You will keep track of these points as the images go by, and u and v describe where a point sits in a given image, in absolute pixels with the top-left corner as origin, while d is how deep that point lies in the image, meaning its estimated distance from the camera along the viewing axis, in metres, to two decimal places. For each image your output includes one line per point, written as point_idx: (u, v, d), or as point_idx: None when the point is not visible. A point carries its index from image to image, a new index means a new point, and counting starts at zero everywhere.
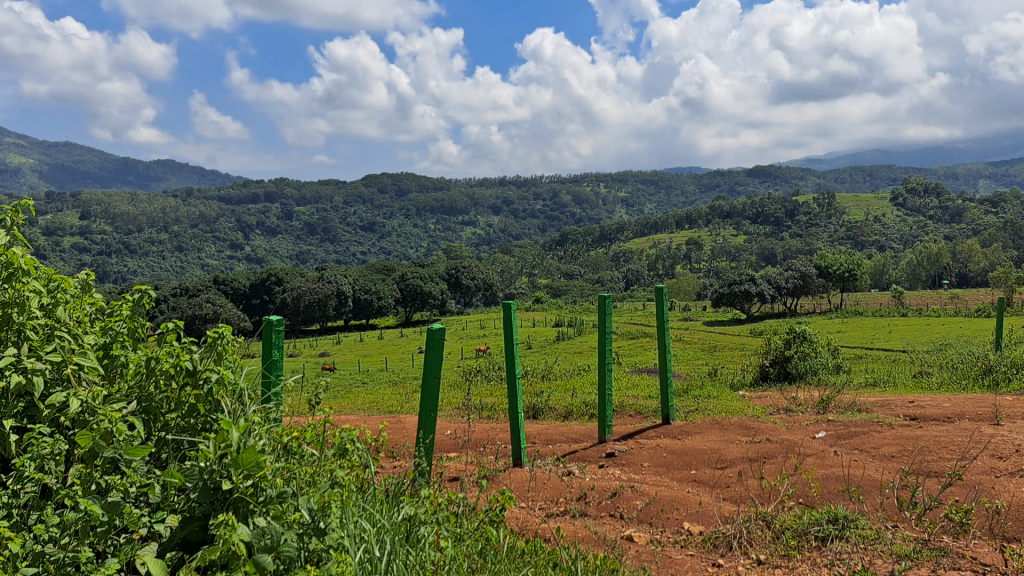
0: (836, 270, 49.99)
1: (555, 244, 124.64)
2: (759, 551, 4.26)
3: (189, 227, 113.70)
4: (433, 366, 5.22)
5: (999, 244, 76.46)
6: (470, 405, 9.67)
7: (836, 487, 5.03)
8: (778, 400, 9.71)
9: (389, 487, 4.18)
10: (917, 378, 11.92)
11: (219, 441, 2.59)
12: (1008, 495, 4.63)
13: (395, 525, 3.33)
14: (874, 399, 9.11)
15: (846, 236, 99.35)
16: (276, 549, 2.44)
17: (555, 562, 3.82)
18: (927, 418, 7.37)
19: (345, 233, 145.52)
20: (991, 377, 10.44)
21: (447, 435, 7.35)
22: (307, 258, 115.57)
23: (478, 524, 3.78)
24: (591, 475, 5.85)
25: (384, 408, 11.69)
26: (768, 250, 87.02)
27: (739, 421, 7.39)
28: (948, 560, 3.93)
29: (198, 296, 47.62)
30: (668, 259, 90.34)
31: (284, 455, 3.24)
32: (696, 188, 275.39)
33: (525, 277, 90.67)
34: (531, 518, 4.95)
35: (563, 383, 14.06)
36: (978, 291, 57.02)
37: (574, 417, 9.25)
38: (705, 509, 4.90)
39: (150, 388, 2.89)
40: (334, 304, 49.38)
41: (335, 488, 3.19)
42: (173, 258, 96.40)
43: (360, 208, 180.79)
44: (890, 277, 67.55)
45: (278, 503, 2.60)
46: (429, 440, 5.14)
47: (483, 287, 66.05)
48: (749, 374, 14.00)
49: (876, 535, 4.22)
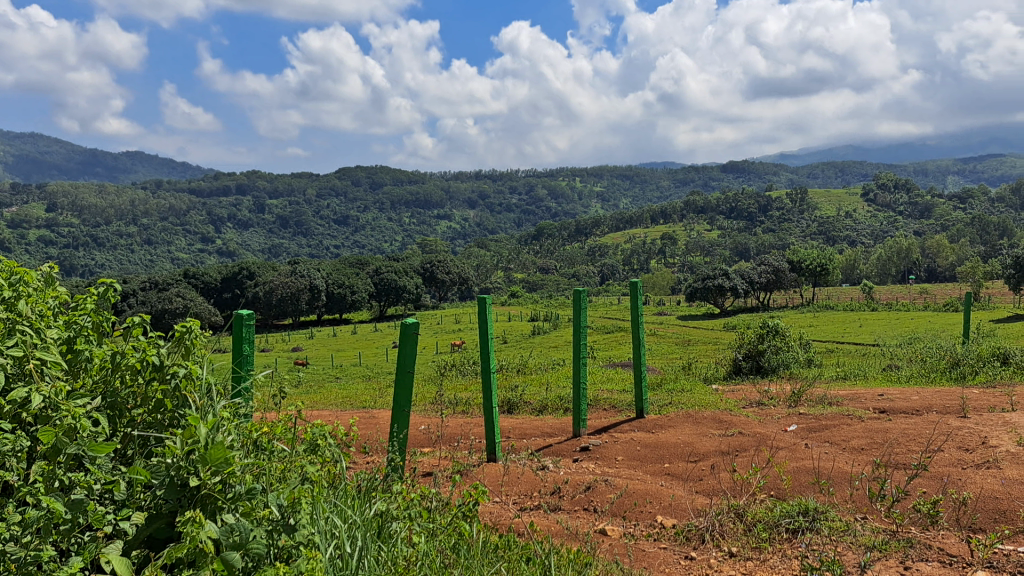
0: (809, 265, 50.30)
1: (531, 238, 124.95)
2: (730, 544, 4.29)
3: (158, 222, 112.66)
4: (407, 358, 5.18)
5: (967, 240, 77.58)
6: (444, 402, 9.58)
7: (807, 479, 5.08)
8: (751, 393, 9.81)
9: (361, 482, 4.11)
10: (888, 370, 12.05)
11: (186, 437, 2.55)
12: (975, 487, 4.68)
13: (366, 521, 3.31)
14: (844, 393, 9.16)
15: (819, 232, 100.10)
16: (243, 545, 2.42)
17: (529, 556, 3.80)
18: (894, 411, 7.47)
19: (318, 227, 144.42)
20: (958, 370, 10.60)
21: (421, 431, 7.31)
22: (279, 253, 114.95)
23: (451, 518, 3.72)
24: (566, 469, 5.87)
25: (354, 404, 11.44)
26: (741, 246, 87.81)
27: (713, 414, 7.44)
28: (917, 550, 3.95)
29: (167, 290, 47.07)
30: (643, 254, 90.84)
31: (252, 451, 3.19)
32: (671, 184, 277.70)
33: (501, 271, 90.77)
34: (504, 512, 4.95)
35: (539, 377, 14.18)
36: (947, 286, 57.59)
37: (549, 412, 9.24)
38: (677, 502, 4.93)
39: (113, 383, 2.85)
40: (307, 299, 48.91)
41: (305, 484, 3.13)
42: (141, 252, 95.31)
43: (333, 203, 180.12)
44: (861, 272, 68.14)
45: (247, 499, 2.57)
46: (403, 435, 5.08)
47: (459, 281, 66.06)
48: (723, 367, 14.06)
49: (845, 527, 4.27)
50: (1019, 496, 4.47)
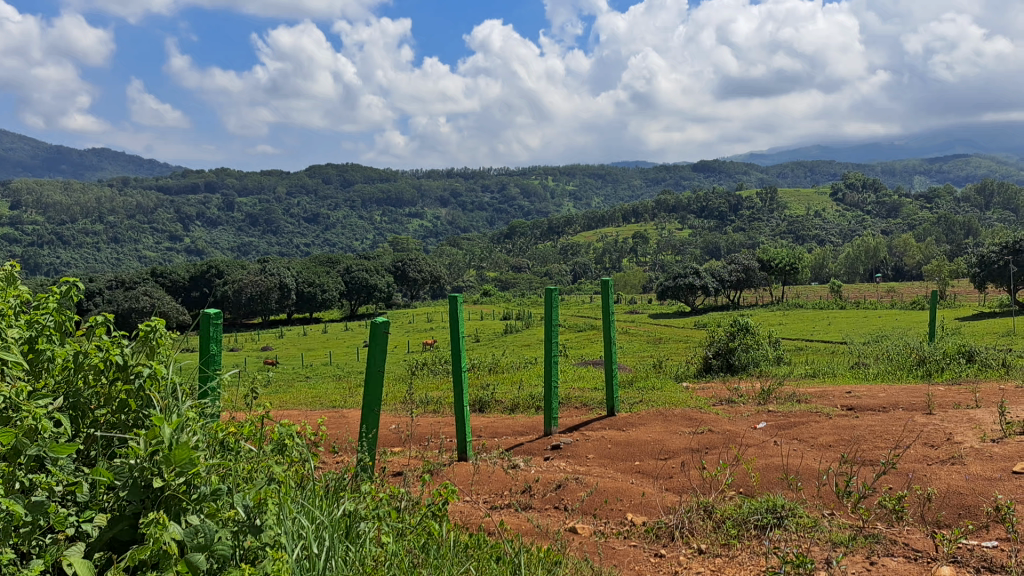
0: (778, 263, 50.77)
1: (503, 236, 125.03)
2: (699, 540, 4.30)
3: (125, 219, 111.34)
4: (376, 358, 5.15)
5: (933, 238, 78.71)
6: (415, 401, 9.57)
7: (775, 477, 5.11)
8: (720, 391, 9.82)
9: (328, 481, 4.07)
10: (854, 368, 12.16)
11: (151, 436, 2.52)
12: (940, 483, 4.74)
13: (333, 522, 3.29)
14: (812, 390, 9.21)
15: (788, 230, 101.14)
16: (208, 547, 2.40)
17: (498, 556, 3.81)
18: (862, 408, 7.51)
19: (288, 225, 143.55)
20: (924, 368, 10.72)
21: (390, 430, 7.28)
22: (248, 251, 113.99)
23: (420, 518, 3.69)
24: (537, 467, 5.86)
25: (324, 404, 11.41)
26: (712, 245, 88.58)
27: (682, 413, 7.44)
28: (881, 546, 4.00)
29: (134, 289, 46.56)
30: (615, 251, 91.22)
31: (218, 451, 3.16)
32: (642, 183, 279.35)
33: (473, 269, 90.77)
34: (475, 511, 4.95)
35: (510, 375, 14.22)
36: (914, 284, 58.50)
37: (520, 411, 9.26)
38: (648, 500, 4.94)
39: (76, 384, 2.82)
40: (277, 297, 48.54)
41: (272, 484, 3.11)
42: (108, 250, 94.27)
43: (303, 201, 179.07)
44: (829, 270, 68.92)
45: (212, 501, 2.55)
46: (373, 435, 5.05)
47: (431, 280, 65.91)
48: (692, 365, 14.10)
49: (813, 523, 4.30)
50: (982, 491, 4.54)
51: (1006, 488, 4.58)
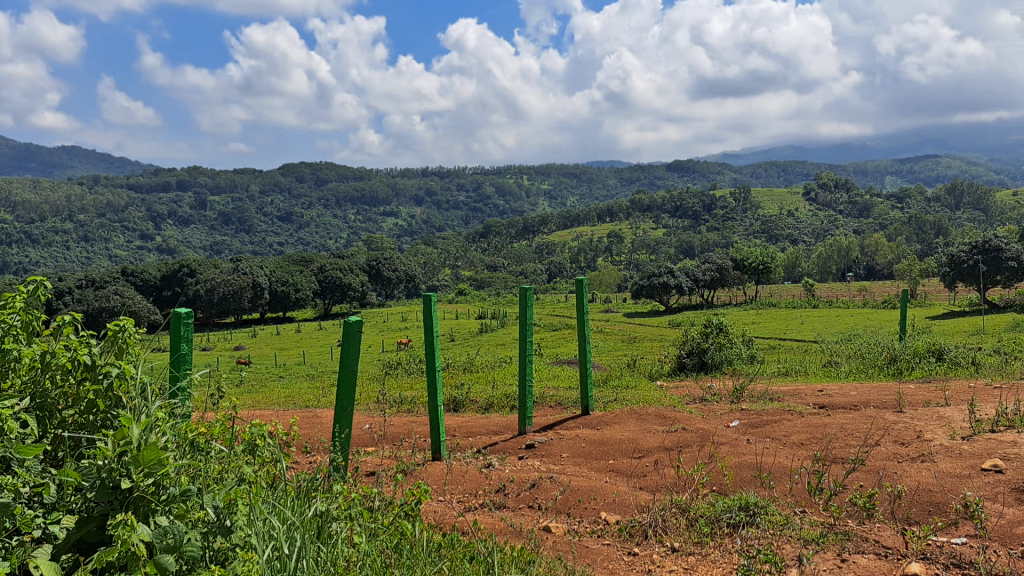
0: (751, 262, 51.02)
1: (478, 235, 124.90)
2: (672, 540, 4.32)
3: (95, 218, 109.82)
4: (350, 356, 5.12)
5: (903, 237, 79.56)
6: (388, 400, 9.55)
7: (748, 474, 5.16)
8: (693, 390, 9.80)
9: (301, 482, 4.02)
10: (828, 366, 12.19)
11: (119, 438, 2.50)
12: (909, 480, 4.80)
13: (305, 522, 3.26)
14: (786, 388, 9.26)
15: (762, 230, 101.96)
16: (177, 547, 2.40)
17: (472, 556, 3.79)
18: (835, 406, 7.62)
19: (261, 224, 142.45)
20: (895, 366, 10.86)
21: (363, 430, 7.26)
22: (221, 250, 112.93)
23: (394, 518, 3.68)
24: (511, 467, 5.85)
25: (297, 404, 11.30)
26: (686, 243, 89.20)
27: (655, 412, 7.43)
28: (854, 542, 4.03)
29: (105, 288, 46.06)
30: (590, 251, 91.45)
31: (189, 451, 3.14)
32: (617, 182, 280.68)
33: (448, 268, 90.68)
34: (448, 510, 4.95)
35: (484, 374, 14.22)
36: (885, 283, 59.04)
37: (493, 410, 9.24)
38: (621, 499, 4.96)
39: (43, 385, 2.79)
40: (250, 296, 48.10)
41: (242, 485, 3.09)
42: (78, 248, 93.09)
43: (276, 199, 177.61)
44: (801, 270, 69.43)
45: (182, 501, 2.54)
46: (346, 434, 5.04)
47: (405, 279, 65.73)
48: (665, 364, 14.13)
49: (785, 522, 4.33)
50: (949, 488, 4.60)
51: (973, 485, 4.65)
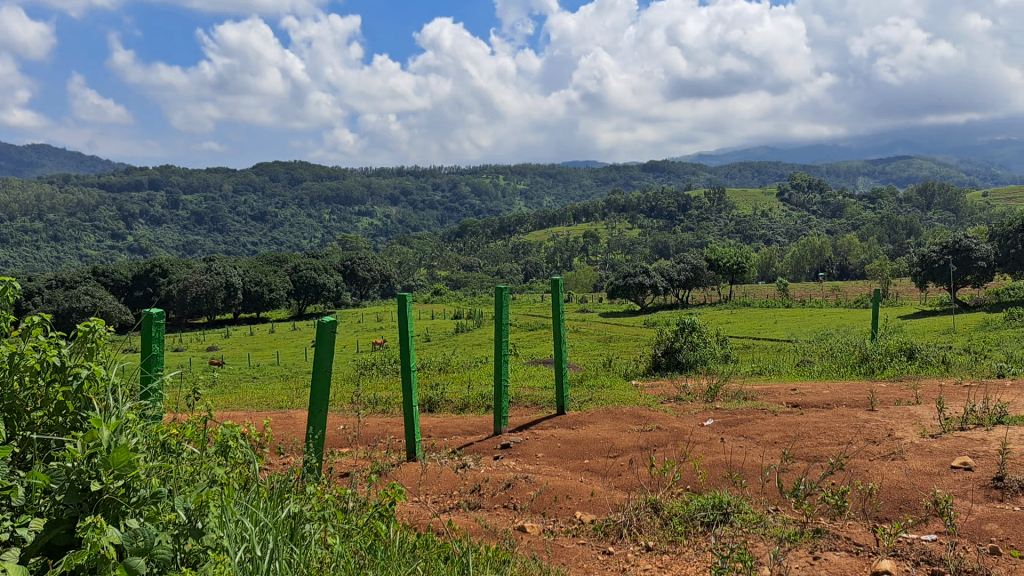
0: (726, 262, 51.25)
1: (454, 236, 124.72)
2: (646, 538, 4.34)
3: (66, 218, 108.51)
4: (324, 356, 5.05)
5: (876, 238, 80.50)
6: (363, 400, 9.52)
7: (722, 473, 5.18)
8: (669, 388, 9.88)
9: (275, 483, 4.00)
10: (801, 366, 12.31)
11: (88, 439, 2.49)
12: (880, 478, 4.85)
13: (278, 524, 3.23)
14: (760, 387, 9.38)
15: (736, 230, 102.66)
16: (149, 549, 2.37)
17: (445, 555, 3.79)
18: (808, 405, 7.66)
19: (234, 223, 141.45)
20: (867, 365, 10.95)
21: (338, 430, 7.24)
22: (194, 249, 111.94)
23: (369, 520, 3.69)
24: (486, 467, 5.85)
25: (269, 404, 11.26)
26: (662, 243, 89.78)
27: (632, 410, 7.49)
28: (825, 540, 4.07)
29: (76, 288, 45.67)
30: (566, 251, 91.70)
31: (160, 452, 3.12)
32: (593, 182, 281.63)
33: (424, 269, 90.58)
34: (424, 511, 4.93)
35: (460, 374, 14.25)
36: (857, 283, 59.54)
37: (469, 411, 9.24)
38: (597, 498, 4.97)
39: (9, 384, 2.72)
40: (223, 297, 47.80)
41: (214, 487, 3.05)
42: (48, 248, 91.82)
43: (250, 198, 176.40)
44: (775, 270, 69.93)
45: (152, 504, 2.53)
46: (320, 434, 5.02)
47: (381, 279, 65.58)
48: (641, 364, 14.18)
49: (758, 520, 4.37)
50: (921, 485, 4.66)
51: (943, 482, 4.70)
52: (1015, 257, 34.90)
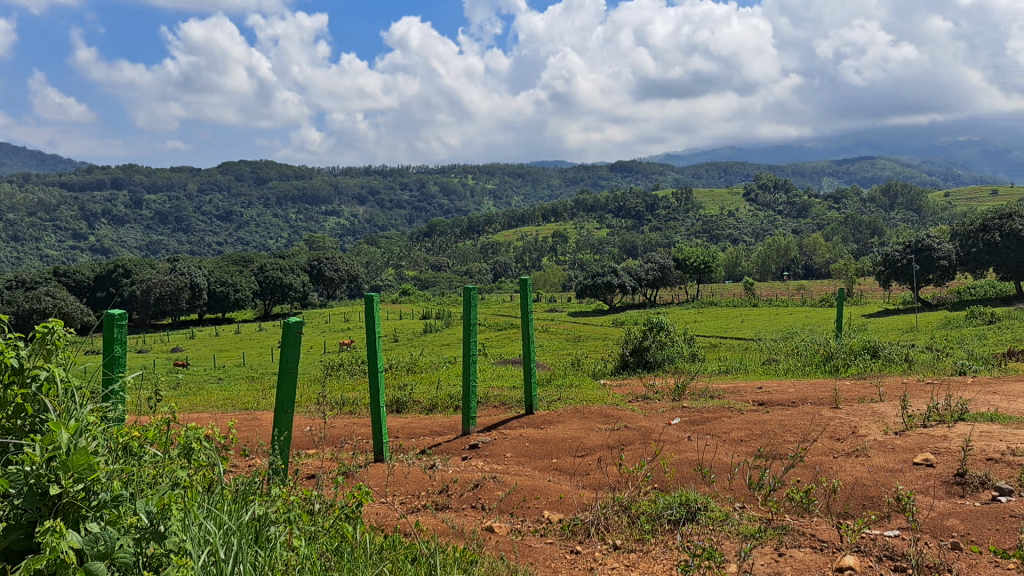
0: (692, 262, 51.55)
1: (423, 235, 124.36)
2: (614, 536, 4.35)
3: (27, 218, 106.86)
4: (289, 357, 5.00)
5: (840, 237, 81.39)
6: (329, 401, 9.49)
7: (690, 471, 5.22)
8: (635, 387, 9.96)
9: (239, 485, 3.96)
10: (766, 364, 12.42)
11: (47, 440, 2.43)
12: (845, 474, 4.90)
13: (241, 526, 3.21)
14: (726, 386, 9.38)
15: (703, 230, 103.40)
16: (108, 555, 2.36)
17: (413, 557, 3.78)
18: (773, 403, 7.74)
19: (199, 223, 139.98)
20: (832, 363, 11.05)
21: (304, 432, 7.19)
22: (158, 250, 110.57)
23: (334, 521, 3.67)
24: (455, 467, 5.83)
25: (235, 405, 11.28)
26: (629, 243, 90.24)
27: (599, 409, 7.51)
28: (790, 537, 4.10)
29: (36, 288, 44.99)
30: (535, 251, 91.85)
31: (121, 456, 3.08)
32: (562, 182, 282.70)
33: (392, 268, 90.29)
34: (390, 513, 4.90)
35: (427, 374, 14.28)
36: (822, 282, 60.12)
37: (437, 410, 9.24)
38: (566, 497, 4.97)
39: None
40: (187, 297, 47.30)
41: (178, 489, 3.04)
42: (8, 249, 90.19)
43: (217, 198, 174.99)
44: (742, 269, 70.45)
45: (114, 507, 2.50)
46: (285, 437, 4.96)
47: (348, 279, 65.22)
48: (609, 362, 14.19)
49: (724, 516, 4.39)
50: (884, 482, 4.71)
51: (906, 479, 4.76)
52: (975, 256, 35.59)
